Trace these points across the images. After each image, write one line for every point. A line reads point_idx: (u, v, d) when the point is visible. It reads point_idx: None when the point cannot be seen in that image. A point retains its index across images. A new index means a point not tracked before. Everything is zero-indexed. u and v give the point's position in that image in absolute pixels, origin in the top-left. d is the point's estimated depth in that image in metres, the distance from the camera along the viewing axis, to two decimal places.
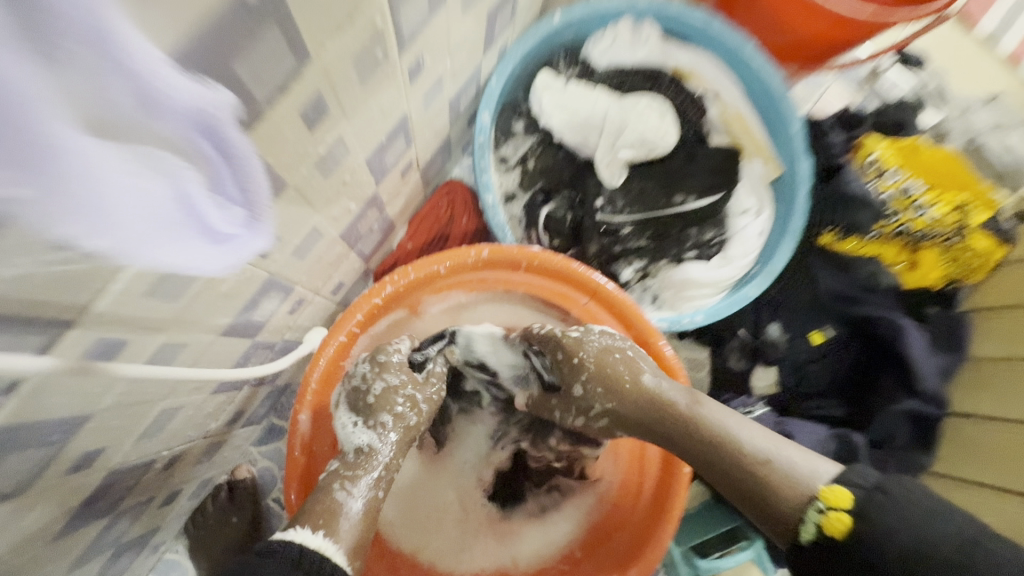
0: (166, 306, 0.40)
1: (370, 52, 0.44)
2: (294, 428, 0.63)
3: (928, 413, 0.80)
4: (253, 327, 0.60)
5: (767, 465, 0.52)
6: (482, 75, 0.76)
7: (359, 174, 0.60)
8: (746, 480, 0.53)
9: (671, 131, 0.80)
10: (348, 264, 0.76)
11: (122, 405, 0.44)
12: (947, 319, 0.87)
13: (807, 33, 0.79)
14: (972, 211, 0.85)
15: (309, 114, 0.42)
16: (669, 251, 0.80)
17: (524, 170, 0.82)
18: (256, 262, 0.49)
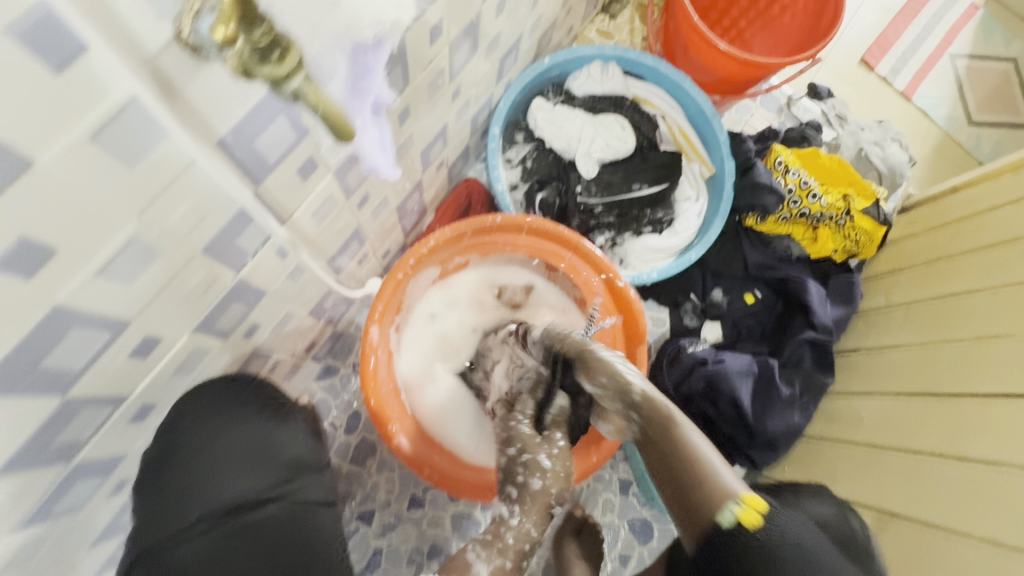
0: (315, 224, 0.67)
1: (435, 80, 0.73)
2: (367, 337, 0.88)
3: (823, 343, 1.09)
4: (339, 266, 0.86)
5: (711, 475, 0.64)
6: (494, 100, 1.05)
7: (415, 162, 0.87)
8: (677, 472, 0.66)
9: (630, 139, 1.11)
10: (395, 234, 1.03)
11: (276, 294, 0.70)
12: (841, 280, 1.17)
13: (722, 73, 1.10)
14: (855, 200, 1.14)
15: (403, 115, 0.69)
16: (631, 225, 1.10)
17: (524, 168, 1.12)
18: (355, 210, 0.76)
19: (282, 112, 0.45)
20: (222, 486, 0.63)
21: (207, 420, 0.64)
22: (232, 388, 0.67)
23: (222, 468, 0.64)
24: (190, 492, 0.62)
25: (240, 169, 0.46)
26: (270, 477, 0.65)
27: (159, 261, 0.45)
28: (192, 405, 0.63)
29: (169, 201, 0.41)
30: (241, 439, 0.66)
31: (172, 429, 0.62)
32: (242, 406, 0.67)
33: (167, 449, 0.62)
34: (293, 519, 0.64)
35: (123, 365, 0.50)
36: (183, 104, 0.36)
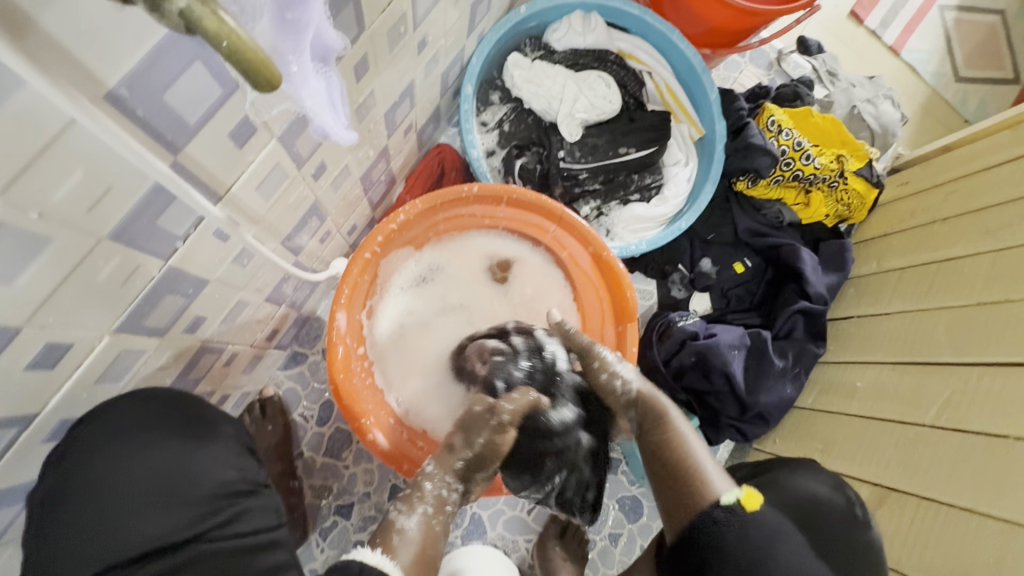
0: (261, 202, 0.57)
1: (397, 27, 0.62)
2: (333, 324, 0.78)
3: (816, 312, 1.04)
4: (297, 248, 0.77)
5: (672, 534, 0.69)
6: (465, 55, 0.94)
7: (378, 126, 0.77)
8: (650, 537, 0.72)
9: (615, 99, 1.02)
10: (361, 209, 0.93)
11: (223, 284, 0.61)
12: (832, 246, 1.12)
13: (714, 22, 1.01)
14: (848, 160, 1.09)
15: (359, 69, 0.59)
16: (618, 193, 1.02)
17: (501, 131, 1.03)
18: (310, 182, 0.66)
19: (197, 57, 0.36)
20: (134, 528, 0.53)
21: (112, 447, 0.54)
22: (146, 404, 0.56)
23: (133, 505, 0.54)
24: (97, 535, 0.53)
25: (147, 132, 0.36)
26: (193, 511, 0.55)
27: (49, 251, 0.36)
28: (92, 429, 0.52)
29: (46, 173, 0.32)
30: (158, 468, 0.56)
31: (68, 458, 0.52)
32: (158, 427, 0.57)
33: (65, 484, 0.52)
34: (226, 556, 0.54)
35: (22, 380, 0.41)
36: (35, 37, 0.27)
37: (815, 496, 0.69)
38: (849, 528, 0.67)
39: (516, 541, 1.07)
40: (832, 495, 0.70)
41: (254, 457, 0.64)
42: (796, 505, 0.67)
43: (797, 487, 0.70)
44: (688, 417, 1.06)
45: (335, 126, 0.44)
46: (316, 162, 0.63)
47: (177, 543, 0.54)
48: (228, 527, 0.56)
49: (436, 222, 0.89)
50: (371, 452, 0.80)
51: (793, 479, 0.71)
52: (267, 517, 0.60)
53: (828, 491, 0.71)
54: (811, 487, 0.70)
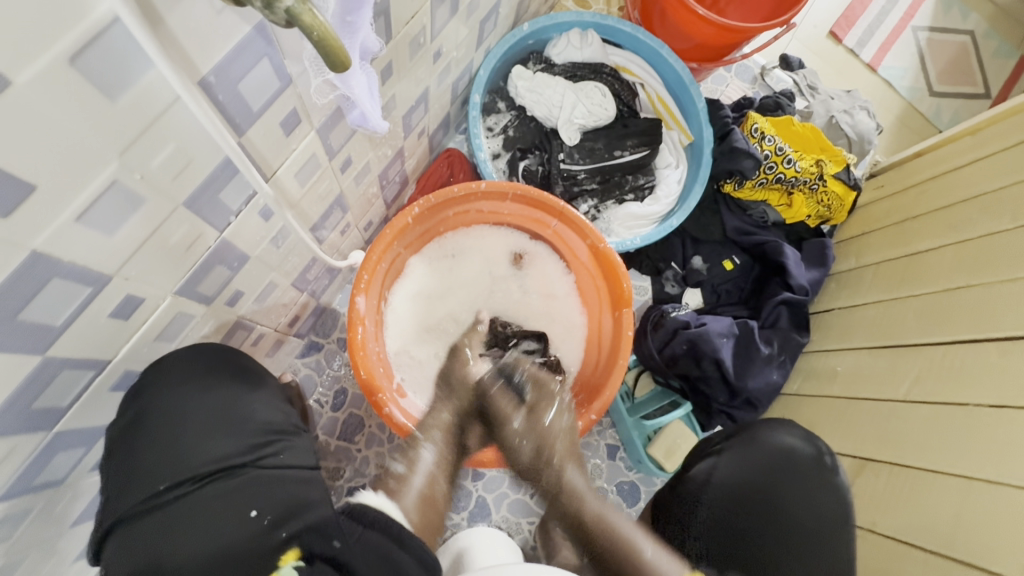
0: (297, 187, 0.65)
1: (417, 38, 0.71)
2: (353, 308, 0.84)
3: (800, 304, 1.11)
4: (321, 237, 0.84)
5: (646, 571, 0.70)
6: (474, 67, 1.03)
7: (396, 127, 0.85)
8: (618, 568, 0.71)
9: (610, 106, 1.11)
10: (377, 206, 1.01)
11: (260, 262, 0.68)
12: (814, 244, 1.20)
13: (700, 38, 1.11)
14: (827, 164, 1.18)
15: (384, 74, 0.67)
16: (614, 193, 1.11)
17: (506, 136, 1.12)
18: (337, 174, 0.74)
19: (266, 54, 0.43)
20: (194, 455, 0.59)
21: (175, 386, 0.59)
22: (205, 353, 0.63)
23: (191, 433, 0.60)
24: (160, 459, 0.58)
25: (223, 115, 0.44)
26: (244, 442, 0.61)
27: (143, 209, 0.43)
28: (164, 372, 0.58)
29: (149, 142, 0.39)
30: (218, 406, 0.62)
31: (143, 394, 0.58)
32: (212, 373, 0.63)
33: (138, 413, 0.58)
34: (278, 481, 0.61)
35: (105, 327, 0.48)
36: (164, 31, 0.34)
37: (787, 448, 0.82)
38: (817, 475, 0.80)
39: (518, 523, 1.12)
40: (803, 446, 0.82)
41: (294, 408, 0.72)
42: (773, 456, 0.81)
43: (773, 442, 0.82)
44: (680, 403, 1.12)
45: (374, 115, 0.53)
46: (343, 156, 0.71)
47: (232, 468, 0.59)
48: (276, 458, 0.63)
49: (448, 216, 0.96)
50: (388, 424, 0.85)
51: (769, 436, 0.82)
52: (307, 456, 0.65)
53: (801, 442, 0.83)
54: (785, 439, 0.82)
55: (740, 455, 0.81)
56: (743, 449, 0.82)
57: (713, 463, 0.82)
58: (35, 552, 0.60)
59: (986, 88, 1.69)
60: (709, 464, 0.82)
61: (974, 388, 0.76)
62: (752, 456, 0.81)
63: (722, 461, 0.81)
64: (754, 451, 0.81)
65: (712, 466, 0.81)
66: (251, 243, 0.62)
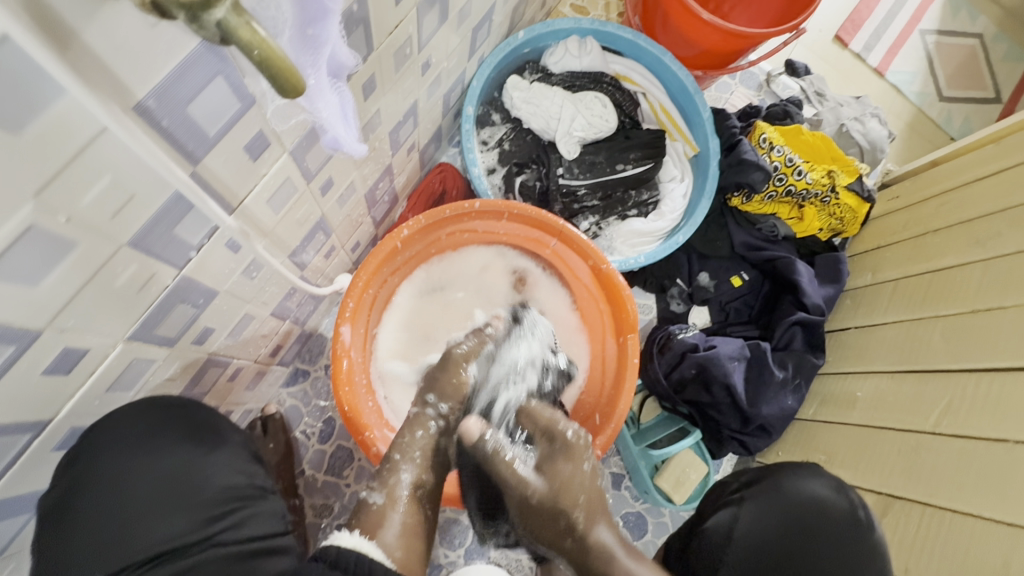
0: (270, 216, 0.59)
1: (403, 50, 0.65)
2: (337, 339, 0.78)
3: (815, 323, 1.05)
4: (302, 263, 0.78)
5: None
6: (466, 77, 0.98)
7: (382, 144, 0.79)
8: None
9: (610, 117, 1.06)
10: (365, 226, 0.95)
11: (230, 297, 0.61)
12: (828, 259, 1.14)
13: (705, 45, 1.06)
14: (839, 176, 1.12)
15: (366, 89, 0.61)
16: (616, 209, 1.05)
17: (501, 150, 1.06)
18: (315, 198, 0.67)
19: (219, 73, 0.37)
20: (145, 531, 0.56)
21: (113, 461, 0.55)
22: (153, 418, 0.57)
23: (141, 508, 0.57)
24: (108, 540, 0.55)
25: (168, 142, 0.38)
26: (198, 516, 0.58)
27: (72, 256, 0.37)
28: (98, 446, 0.52)
29: (74, 179, 0.33)
30: (168, 475, 0.58)
31: (81, 469, 0.53)
32: (163, 436, 0.58)
33: (78, 492, 0.53)
34: (236, 557, 0.57)
35: (39, 386, 0.42)
36: (77, 47, 0.28)
37: (820, 499, 0.76)
38: (849, 527, 0.74)
39: (518, 560, 1.04)
40: (834, 497, 0.76)
41: (261, 463, 0.67)
42: (795, 506, 0.76)
43: (798, 492, 0.77)
44: (689, 429, 1.06)
45: (348, 139, 0.47)
46: (322, 178, 0.65)
47: (182, 547, 0.56)
48: (235, 530, 0.59)
49: (440, 238, 0.91)
50: (374, 464, 0.79)
51: (795, 482, 0.78)
52: (272, 522, 0.62)
53: (833, 494, 0.77)
54: (813, 488, 0.77)
55: (765, 508, 0.77)
56: (767, 502, 0.77)
57: (734, 511, 0.78)
58: None
59: (997, 93, 1.64)
60: (730, 515, 0.78)
61: (1012, 422, 0.70)
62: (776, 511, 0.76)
63: (744, 512, 0.77)
64: (778, 504, 0.76)
65: (733, 518, 0.77)
66: (218, 279, 0.56)
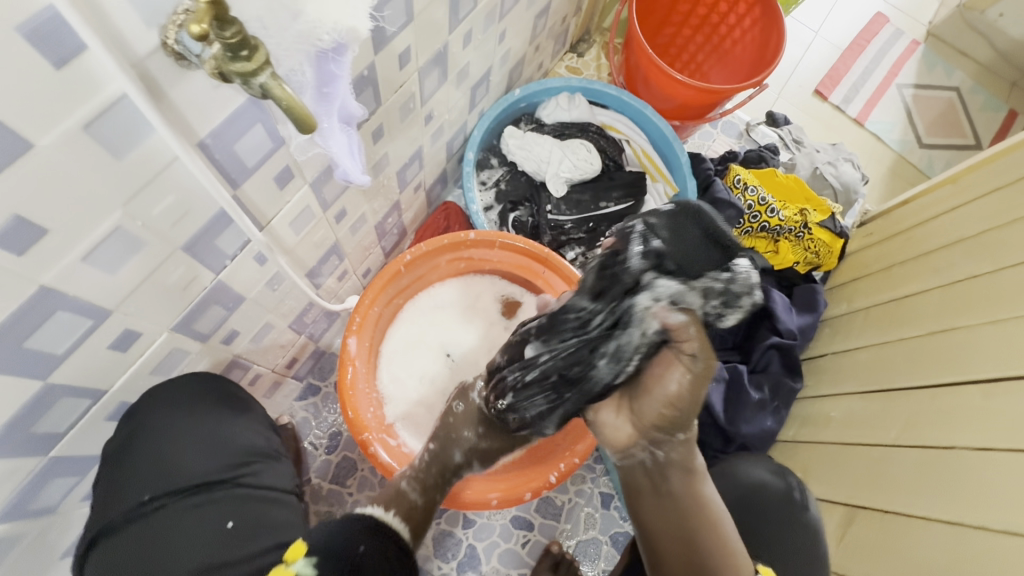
0: (292, 237, 0.71)
1: (407, 104, 0.79)
2: (345, 348, 0.90)
3: (790, 348, 1.12)
4: (318, 283, 0.90)
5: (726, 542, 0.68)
6: (468, 128, 1.12)
7: (390, 182, 0.92)
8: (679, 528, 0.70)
9: (596, 161, 1.18)
10: (375, 254, 1.07)
11: (255, 305, 0.73)
12: (805, 290, 1.21)
13: (680, 99, 1.19)
14: (811, 214, 1.22)
15: (374, 135, 0.75)
16: (601, 241, 1.16)
17: (498, 190, 1.19)
18: (330, 224, 0.80)
19: (258, 120, 0.51)
20: (184, 469, 0.64)
21: (172, 412, 0.63)
22: (201, 380, 0.68)
23: (183, 454, 0.65)
24: (152, 472, 0.63)
25: (218, 171, 0.51)
26: (227, 463, 0.67)
27: (141, 253, 0.49)
28: (163, 396, 0.63)
29: (152, 194, 0.46)
30: (207, 431, 0.67)
31: (142, 413, 0.62)
32: (207, 396, 0.68)
33: (136, 435, 0.61)
34: (252, 500, 0.67)
35: (103, 357, 0.53)
36: (166, 105, 0.41)
37: (762, 482, 0.93)
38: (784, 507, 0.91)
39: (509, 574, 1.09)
40: (773, 480, 0.93)
41: (273, 433, 0.77)
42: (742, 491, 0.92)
43: (746, 479, 0.93)
44: None
45: (355, 172, 0.59)
46: (337, 208, 0.78)
47: (211, 484, 0.65)
48: (252, 477, 0.69)
49: (440, 266, 1.03)
50: (372, 464, 0.87)
51: (744, 469, 0.94)
52: (279, 478, 0.72)
53: (773, 478, 0.93)
54: (758, 474, 0.93)
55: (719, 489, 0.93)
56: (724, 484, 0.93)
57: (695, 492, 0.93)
58: None
59: (977, 139, 1.74)
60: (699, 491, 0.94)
61: (961, 432, 0.75)
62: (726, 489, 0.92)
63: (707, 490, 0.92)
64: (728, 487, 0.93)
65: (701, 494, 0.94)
66: (245, 288, 0.68)
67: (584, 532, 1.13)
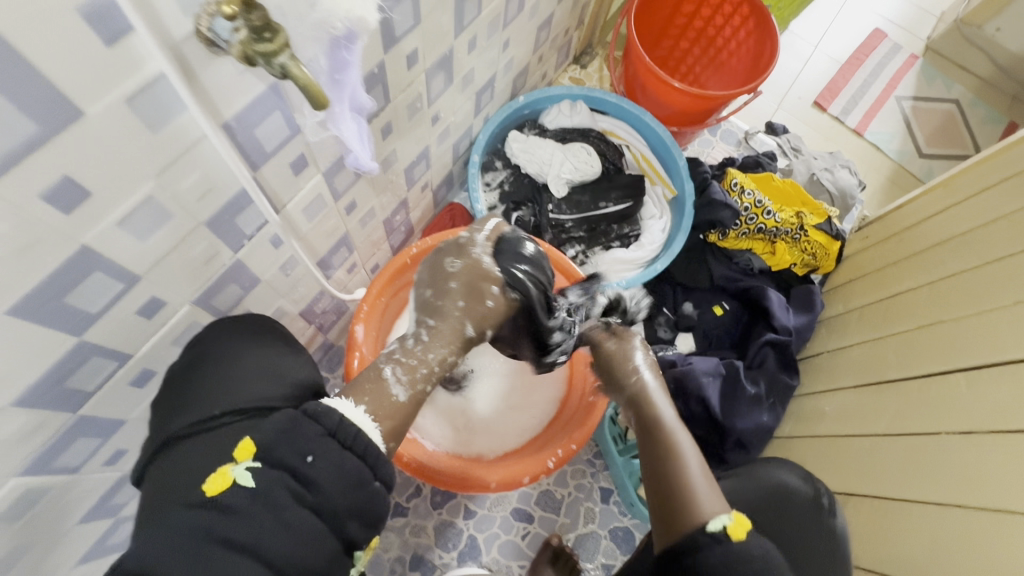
0: (305, 223, 0.76)
1: (415, 103, 0.85)
2: (352, 335, 0.94)
3: (786, 345, 1.14)
4: (328, 273, 0.95)
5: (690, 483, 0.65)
6: (474, 131, 1.18)
7: (398, 179, 0.98)
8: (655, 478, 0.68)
9: (596, 164, 1.23)
10: (383, 250, 1.12)
11: (268, 287, 0.78)
12: (801, 290, 1.24)
13: (677, 106, 1.24)
14: (807, 216, 1.25)
15: (383, 131, 0.81)
16: (601, 239, 1.21)
17: (502, 191, 1.25)
18: (341, 215, 0.85)
19: (277, 107, 0.56)
20: (241, 391, 0.66)
21: (230, 340, 0.68)
22: (261, 326, 0.75)
23: (243, 379, 0.67)
24: (214, 392, 0.65)
25: (241, 153, 0.56)
26: (282, 394, 0.68)
27: (170, 224, 0.54)
28: (225, 329, 0.69)
29: (182, 169, 0.51)
30: (262, 365, 0.69)
31: (205, 342, 0.68)
32: (262, 337, 0.73)
33: (200, 355, 0.66)
34: None
35: (131, 321, 0.57)
36: (198, 88, 0.46)
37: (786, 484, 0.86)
38: (812, 510, 0.83)
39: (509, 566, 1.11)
40: (801, 485, 0.86)
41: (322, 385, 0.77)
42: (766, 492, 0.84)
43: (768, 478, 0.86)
44: None
45: (364, 160, 0.64)
46: (347, 199, 0.83)
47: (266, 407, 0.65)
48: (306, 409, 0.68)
49: None
50: None
51: (766, 471, 0.87)
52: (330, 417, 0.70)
53: (800, 483, 0.86)
54: (783, 476, 0.86)
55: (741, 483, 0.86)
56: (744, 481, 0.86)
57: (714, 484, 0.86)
58: (45, 543, 0.66)
59: (977, 150, 1.77)
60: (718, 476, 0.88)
61: (947, 417, 0.77)
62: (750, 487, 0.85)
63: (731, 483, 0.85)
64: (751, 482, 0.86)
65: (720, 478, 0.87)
66: (260, 269, 0.73)
67: (583, 526, 1.15)
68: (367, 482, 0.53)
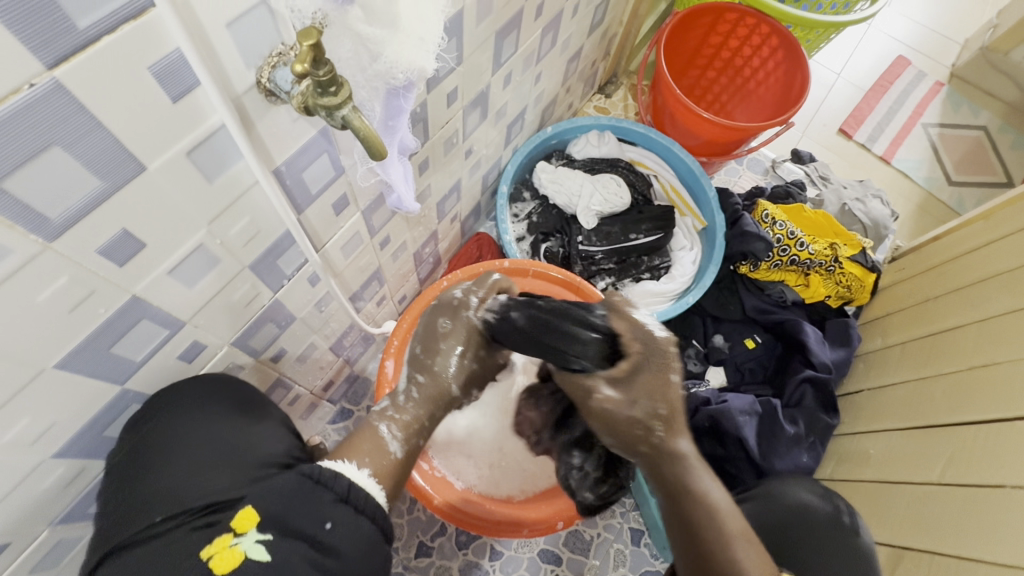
0: (343, 260, 0.76)
1: (451, 139, 0.84)
2: (382, 370, 0.92)
3: (825, 382, 1.10)
4: (359, 307, 0.94)
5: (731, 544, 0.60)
6: (502, 163, 1.18)
7: (429, 213, 0.97)
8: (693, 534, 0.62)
9: (625, 195, 1.22)
10: (411, 281, 1.11)
11: (303, 325, 0.77)
12: (838, 323, 1.20)
13: (706, 137, 1.23)
14: (841, 248, 1.22)
15: (420, 168, 0.80)
16: (631, 271, 1.20)
17: (530, 222, 1.24)
18: (375, 250, 0.84)
19: (325, 150, 0.55)
20: (194, 487, 0.54)
21: (187, 412, 0.57)
22: (215, 383, 0.62)
23: (198, 464, 0.56)
24: (171, 486, 0.54)
25: (289, 196, 0.55)
26: (247, 475, 0.56)
27: (217, 268, 0.53)
28: (180, 396, 0.57)
29: (233, 216, 0.50)
30: (221, 441, 0.58)
31: (148, 420, 0.55)
32: (220, 400, 0.61)
33: (148, 439, 0.55)
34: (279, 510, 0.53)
35: (172, 365, 0.56)
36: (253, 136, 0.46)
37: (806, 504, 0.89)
38: (835, 531, 0.86)
39: None
40: (818, 503, 0.89)
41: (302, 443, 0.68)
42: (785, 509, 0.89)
43: (787, 498, 0.90)
44: None
45: (407, 200, 0.63)
46: (382, 235, 0.83)
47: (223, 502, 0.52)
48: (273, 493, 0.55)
49: None
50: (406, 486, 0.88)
51: (785, 491, 0.91)
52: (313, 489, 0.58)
53: (819, 500, 0.90)
54: (801, 496, 0.90)
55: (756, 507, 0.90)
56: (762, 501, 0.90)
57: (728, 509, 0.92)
58: None
59: (1008, 177, 1.74)
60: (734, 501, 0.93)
61: (1010, 469, 0.73)
62: (768, 509, 0.89)
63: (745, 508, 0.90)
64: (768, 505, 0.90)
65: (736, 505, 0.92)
66: (297, 308, 0.72)
67: (614, 569, 1.11)
68: (380, 547, 0.53)
